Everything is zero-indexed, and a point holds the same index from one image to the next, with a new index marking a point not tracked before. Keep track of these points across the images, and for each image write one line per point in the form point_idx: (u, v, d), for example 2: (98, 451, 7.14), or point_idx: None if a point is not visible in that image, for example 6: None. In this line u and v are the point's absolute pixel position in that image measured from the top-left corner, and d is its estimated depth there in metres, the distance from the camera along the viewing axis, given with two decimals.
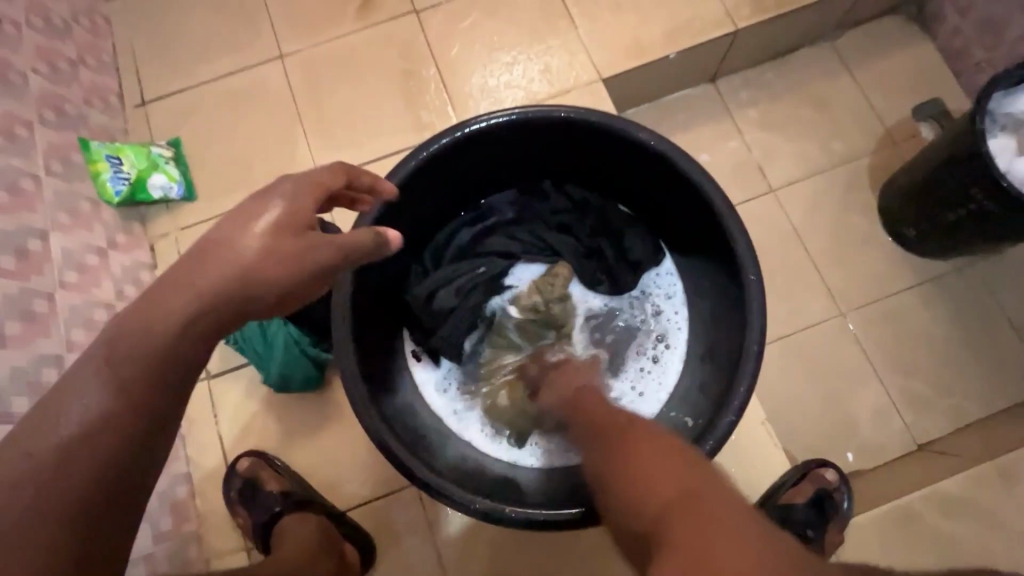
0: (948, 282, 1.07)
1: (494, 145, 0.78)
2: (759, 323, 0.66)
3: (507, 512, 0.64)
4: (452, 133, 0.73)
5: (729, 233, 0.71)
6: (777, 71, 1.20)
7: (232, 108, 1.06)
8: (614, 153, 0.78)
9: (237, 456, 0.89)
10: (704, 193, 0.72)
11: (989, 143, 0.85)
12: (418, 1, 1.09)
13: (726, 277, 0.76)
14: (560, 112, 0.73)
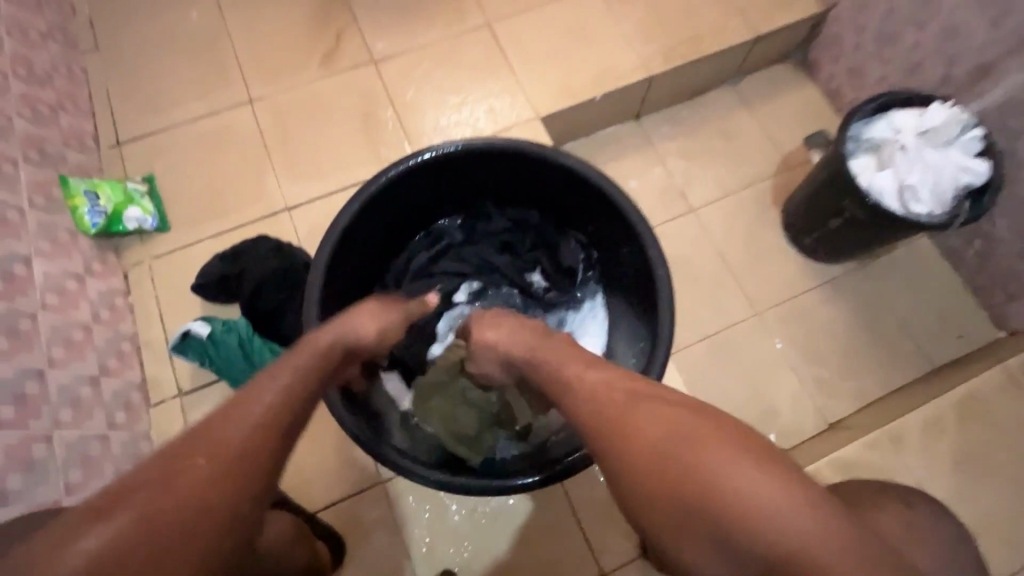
0: (843, 282, 1.25)
1: (444, 173, 0.90)
2: (668, 311, 0.79)
3: (460, 481, 0.74)
4: (406, 162, 0.85)
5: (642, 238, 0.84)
6: (691, 109, 1.40)
7: (204, 148, 1.15)
8: (545, 178, 0.92)
9: None
10: (620, 207, 0.86)
11: (853, 164, 1.06)
12: (376, 52, 1.23)
13: (641, 279, 0.89)
14: (498, 142, 0.87)
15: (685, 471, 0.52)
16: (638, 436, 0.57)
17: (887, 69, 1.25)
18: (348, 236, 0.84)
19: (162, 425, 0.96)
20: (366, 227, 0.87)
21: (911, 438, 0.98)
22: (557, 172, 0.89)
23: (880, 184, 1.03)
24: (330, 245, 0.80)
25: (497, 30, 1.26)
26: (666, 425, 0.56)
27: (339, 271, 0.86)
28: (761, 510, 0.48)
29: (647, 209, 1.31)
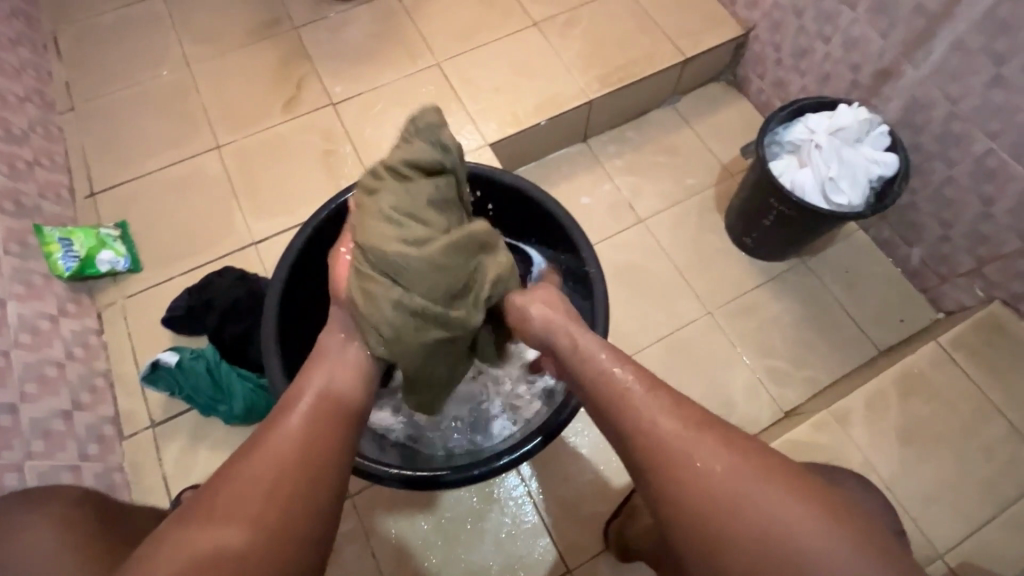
0: (787, 278, 1.32)
1: None
2: (603, 307, 0.86)
3: (417, 475, 0.78)
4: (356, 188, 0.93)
5: (577, 243, 0.92)
6: (634, 129, 1.50)
7: (174, 192, 1.22)
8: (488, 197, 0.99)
9: (180, 491, 0.95)
10: (555, 215, 0.93)
11: (777, 164, 1.13)
12: (335, 95, 1.33)
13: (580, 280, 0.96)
14: None
15: (738, 494, 0.57)
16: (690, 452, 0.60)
17: (805, 80, 1.36)
18: (304, 259, 0.91)
19: (135, 455, 0.99)
20: (323, 251, 0.94)
21: (856, 415, 1.03)
22: (499, 188, 0.96)
23: (801, 180, 1.09)
24: (285, 267, 0.87)
25: (447, 69, 1.37)
26: (722, 449, 0.60)
27: (299, 294, 0.92)
28: (810, 530, 0.54)
29: (599, 222, 1.39)
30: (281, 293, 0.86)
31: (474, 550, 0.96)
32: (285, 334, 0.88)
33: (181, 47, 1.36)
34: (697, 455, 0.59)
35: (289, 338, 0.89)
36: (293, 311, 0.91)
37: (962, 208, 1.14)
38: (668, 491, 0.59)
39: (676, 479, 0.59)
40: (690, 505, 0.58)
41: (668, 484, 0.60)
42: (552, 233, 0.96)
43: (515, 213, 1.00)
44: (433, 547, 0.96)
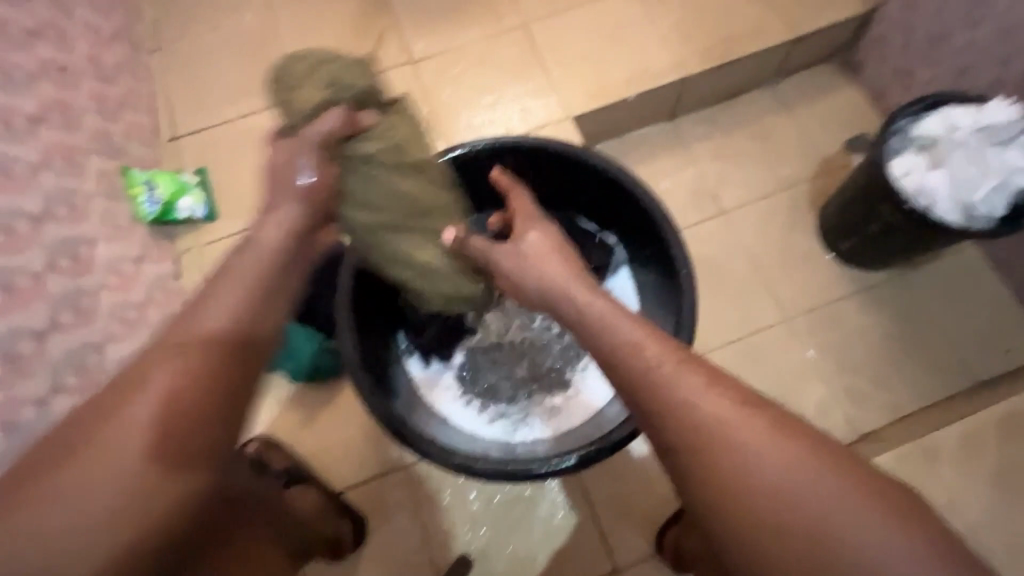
0: (882, 290, 1.21)
1: (471, 170, 0.93)
2: (691, 311, 0.80)
3: (479, 465, 0.75)
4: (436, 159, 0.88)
5: (667, 238, 0.85)
6: (725, 111, 1.38)
7: (251, 142, 1.22)
8: (573, 175, 0.93)
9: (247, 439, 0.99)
10: (642, 200, 0.86)
11: (904, 164, 0.99)
12: (415, 52, 1.27)
13: (667, 274, 0.90)
14: (526, 141, 0.88)
15: (791, 480, 0.47)
16: (762, 453, 0.49)
17: (935, 71, 1.21)
18: None
19: None
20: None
21: (945, 452, 0.95)
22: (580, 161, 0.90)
23: (932, 183, 0.96)
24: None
25: (534, 31, 1.28)
26: (805, 453, 0.49)
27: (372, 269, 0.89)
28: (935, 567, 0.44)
29: (678, 209, 1.30)
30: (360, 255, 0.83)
31: (522, 535, 0.96)
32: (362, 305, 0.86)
33: None
34: (755, 445, 0.49)
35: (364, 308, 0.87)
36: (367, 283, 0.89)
37: None
38: (736, 484, 0.49)
39: (749, 482, 0.48)
40: (745, 512, 0.48)
41: (750, 497, 0.48)
42: (637, 215, 0.91)
43: (600, 193, 0.93)
44: (482, 527, 0.96)
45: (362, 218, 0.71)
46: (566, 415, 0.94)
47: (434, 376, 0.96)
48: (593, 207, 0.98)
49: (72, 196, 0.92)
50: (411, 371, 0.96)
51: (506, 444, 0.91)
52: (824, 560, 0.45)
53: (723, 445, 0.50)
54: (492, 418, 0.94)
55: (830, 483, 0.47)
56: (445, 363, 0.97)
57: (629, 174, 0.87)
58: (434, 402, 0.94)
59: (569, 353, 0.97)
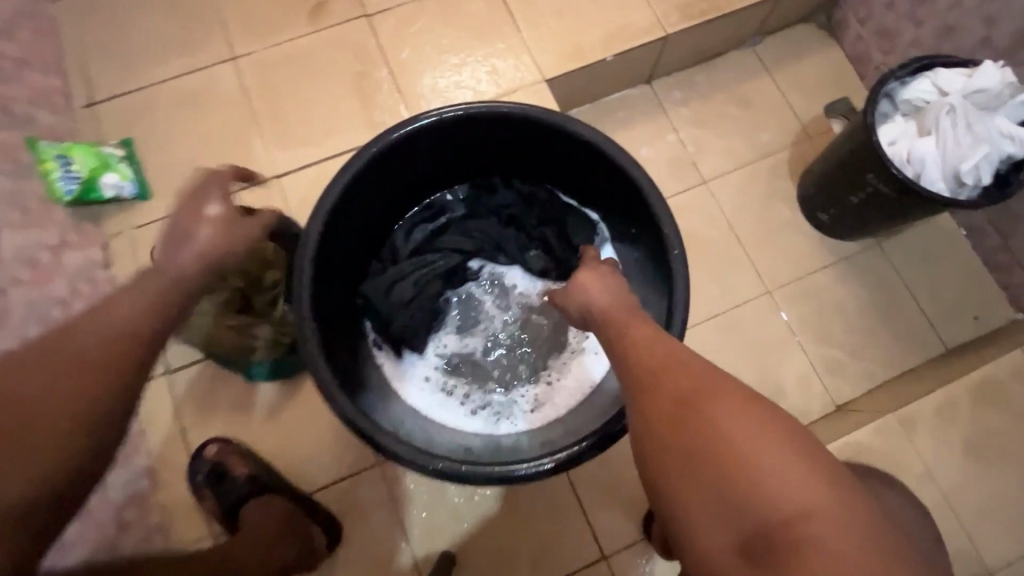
0: (859, 260, 1.20)
1: (441, 140, 0.84)
2: (684, 296, 0.75)
3: (463, 469, 0.69)
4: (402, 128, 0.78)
5: (659, 218, 0.79)
6: (705, 73, 1.31)
7: (184, 108, 1.07)
8: (554, 146, 0.85)
9: (206, 441, 0.91)
10: (631, 175, 0.79)
11: (891, 133, 0.96)
12: (370, 5, 1.14)
13: (656, 254, 0.84)
14: (502, 107, 0.80)
15: (727, 421, 0.48)
16: (709, 401, 0.49)
17: (918, 31, 1.16)
18: (341, 215, 0.79)
19: (147, 404, 0.92)
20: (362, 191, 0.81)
21: (921, 423, 0.96)
22: (556, 129, 0.82)
23: (922, 151, 0.93)
24: (327, 210, 0.75)
25: None
26: (752, 413, 0.48)
27: (333, 254, 0.81)
28: (846, 531, 0.42)
29: (656, 179, 1.24)
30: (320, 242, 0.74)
31: (506, 528, 0.92)
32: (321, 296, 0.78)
33: None
34: (707, 395, 0.50)
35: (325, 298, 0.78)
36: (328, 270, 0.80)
37: None
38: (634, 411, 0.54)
39: (645, 404, 0.53)
40: (678, 442, 0.49)
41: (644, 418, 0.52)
42: (620, 186, 0.84)
43: (584, 166, 0.86)
44: (464, 522, 0.92)
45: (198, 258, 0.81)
46: (552, 403, 0.88)
47: (409, 369, 0.89)
48: (571, 180, 0.91)
49: None
50: (382, 365, 0.88)
51: (490, 438, 0.86)
52: (737, 493, 0.45)
53: (687, 391, 0.51)
54: (474, 409, 0.88)
55: (759, 427, 0.47)
56: (420, 355, 0.90)
57: (610, 142, 0.80)
58: (409, 397, 0.87)
59: (553, 337, 0.92)
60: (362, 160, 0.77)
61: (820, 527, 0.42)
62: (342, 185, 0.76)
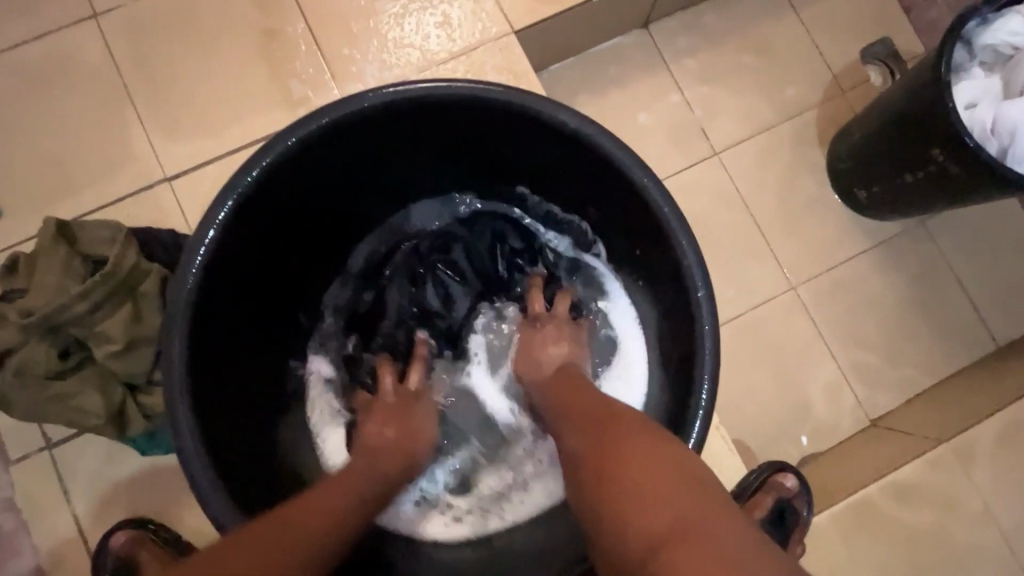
0: (899, 243, 1.00)
1: (375, 134, 0.66)
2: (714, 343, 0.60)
3: None
4: (320, 119, 0.61)
5: (673, 236, 0.62)
6: (715, 12, 1.04)
7: (32, 90, 0.80)
8: (523, 140, 0.68)
9: (114, 527, 0.71)
10: (629, 175, 0.62)
11: (968, 93, 0.75)
12: None
13: (663, 276, 0.68)
14: (452, 88, 0.62)
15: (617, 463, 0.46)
16: (598, 451, 0.49)
17: None
18: (238, 235, 0.63)
19: (27, 488, 0.73)
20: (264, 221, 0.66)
21: (981, 451, 0.80)
22: (510, 118, 0.65)
23: (1012, 115, 0.72)
24: (200, 265, 0.59)
25: None
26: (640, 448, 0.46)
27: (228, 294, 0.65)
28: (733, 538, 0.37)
29: (658, 152, 1.01)
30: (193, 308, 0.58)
31: None
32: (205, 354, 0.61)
33: None
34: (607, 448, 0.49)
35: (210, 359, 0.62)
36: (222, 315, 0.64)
37: None
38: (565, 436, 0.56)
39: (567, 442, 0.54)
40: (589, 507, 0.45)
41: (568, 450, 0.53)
42: (604, 182, 0.67)
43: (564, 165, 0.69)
44: None
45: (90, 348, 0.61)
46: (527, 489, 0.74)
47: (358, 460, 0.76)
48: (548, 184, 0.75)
49: None
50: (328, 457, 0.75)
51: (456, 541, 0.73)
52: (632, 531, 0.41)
53: (602, 437, 0.50)
54: (455, 487, 0.76)
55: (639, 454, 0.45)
56: None
57: (591, 125, 0.63)
58: None
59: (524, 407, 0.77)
60: (254, 181, 0.61)
61: (697, 544, 0.37)
62: (223, 218, 0.60)
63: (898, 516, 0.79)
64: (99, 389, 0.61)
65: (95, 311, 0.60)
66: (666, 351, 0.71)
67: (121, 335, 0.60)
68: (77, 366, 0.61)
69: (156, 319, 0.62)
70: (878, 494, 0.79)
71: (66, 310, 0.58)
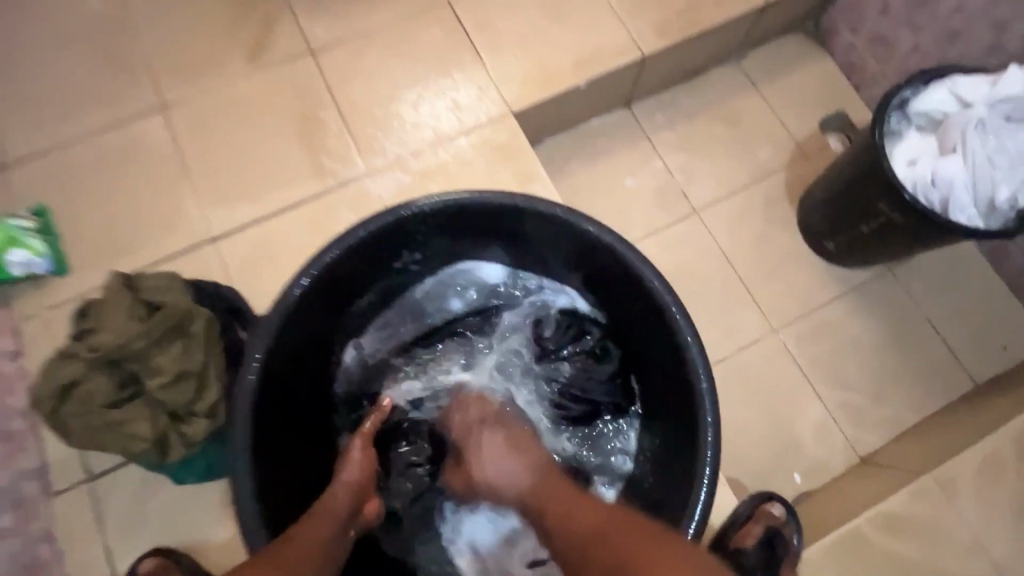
0: (871, 289, 1.09)
1: (424, 229, 0.78)
2: (712, 430, 0.67)
3: None
4: (381, 220, 0.73)
5: (679, 331, 0.70)
6: (689, 92, 1.20)
7: (107, 168, 0.95)
8: (550, 238, 0.78)
9: (141, 556, 0.77)
10: (642, 278, 0.71)
11: (910, 150, 0.85)
12: (313, 40, 1.03)
13: (667, 364, 0.76)
14: (491, 200, 0.74)
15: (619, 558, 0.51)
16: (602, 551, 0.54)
17: (919, 37, 1.06)
18: (303, 313, 0.73)
19: (64, 520, 0.79)
20: (297, 339, 0.74)
21: (965, 482, 0.83)
22: (526, 218, 0.76)
23: (946, 171, 0.82)
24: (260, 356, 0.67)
25: (459, 7, 1.05)
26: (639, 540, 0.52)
27: (287, 364, 0.74)
28: None
29: (644, 212, 1.13)
30: (252, 421, 0.65)
31: None
32: (264, 425, 0.69)
33: None
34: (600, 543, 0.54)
35: (269, 429, 0.71)
36: (281, 380, 0.73)
37: None
38: (563, 555, 0.59)
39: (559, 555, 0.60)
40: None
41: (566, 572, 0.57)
42: (615, 274, 0.76)
43: (583, 263, 0.79)
44: None
45: (144, 380, 0.70)
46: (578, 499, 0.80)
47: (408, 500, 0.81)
48: (569, 280, 0.85)
49: None
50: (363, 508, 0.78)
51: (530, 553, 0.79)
52: None
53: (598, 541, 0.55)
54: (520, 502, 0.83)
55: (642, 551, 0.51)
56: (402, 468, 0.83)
57: (608, 234, 0.73)
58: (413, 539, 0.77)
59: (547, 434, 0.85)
60: (317, 272, 0.71)
61: None
62: (291, 300, 0.70)
63: (891, 548, 0.81)
64: (147, 417, 0.69)
65: (150, 347, 0.70)
66: (671, 433, 0.77)
67: (170, 368, 0.70)
68: (129, 396, 0.70)
69: (201, 354, 0.72)
70: (868, 527, 0.81)
71: (129, 345, 0.69)
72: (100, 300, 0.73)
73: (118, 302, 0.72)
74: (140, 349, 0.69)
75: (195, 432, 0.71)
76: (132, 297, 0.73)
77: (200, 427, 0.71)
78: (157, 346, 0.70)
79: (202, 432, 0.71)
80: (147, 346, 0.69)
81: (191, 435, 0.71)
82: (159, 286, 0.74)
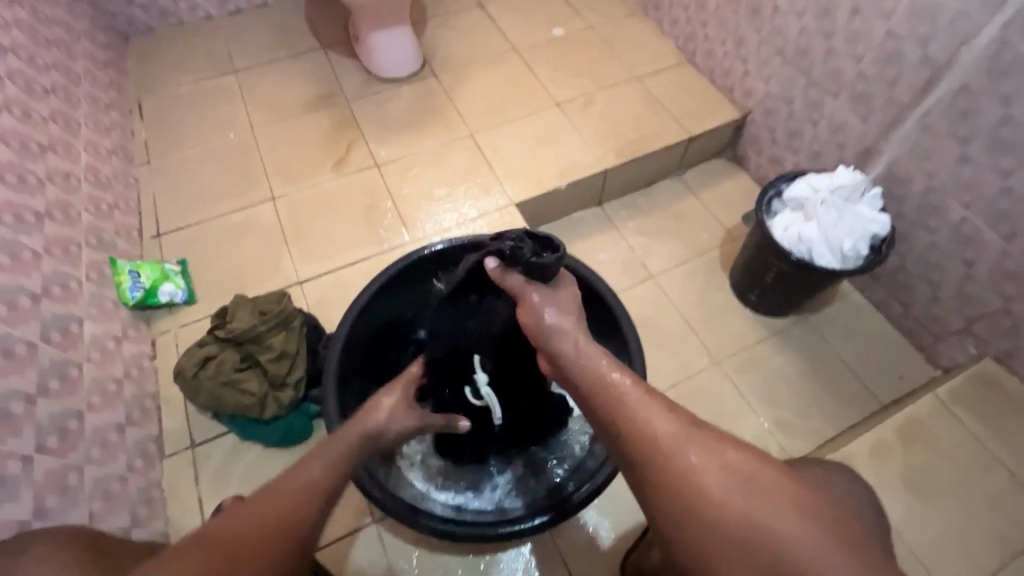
0: (792, 333, 1.40)
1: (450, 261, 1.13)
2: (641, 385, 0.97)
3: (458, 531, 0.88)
4: (422, 252, 1.09)
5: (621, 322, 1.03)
6: (644, 196, 1.64)
7: (231, 236, 1.36)
8: None
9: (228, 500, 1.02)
10: (596, 288, 1.05)
11: (786, 221, 1.24)
12: (379, 158, 1.50)
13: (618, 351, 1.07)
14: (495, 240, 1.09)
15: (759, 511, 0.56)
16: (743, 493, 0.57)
17: (797, 158, 1.49)
18: (367, 313, 1.06)
19: (172, 474, 1.05)
20: (361, 332, 1.06)
21: (861, 461, 1.07)
22: None
23: (806, 232, 1.20)
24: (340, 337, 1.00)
25: (479, 140, 1.54)
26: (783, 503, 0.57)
27: (355, 350, 1.06)
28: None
29: (613, 277, 1.50)
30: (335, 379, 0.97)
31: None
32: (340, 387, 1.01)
33: (247, 117, 1.57)
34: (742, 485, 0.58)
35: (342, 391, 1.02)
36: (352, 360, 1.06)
37: (946, 272, 1.23)
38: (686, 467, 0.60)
39: (650, 475, 0.61)
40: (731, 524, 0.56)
41: (648, 458, 0.62)
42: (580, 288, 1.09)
43: None
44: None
45: (258, 357, 1.02)
46: None
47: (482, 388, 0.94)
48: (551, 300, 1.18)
49: (66, 280, 1.01)
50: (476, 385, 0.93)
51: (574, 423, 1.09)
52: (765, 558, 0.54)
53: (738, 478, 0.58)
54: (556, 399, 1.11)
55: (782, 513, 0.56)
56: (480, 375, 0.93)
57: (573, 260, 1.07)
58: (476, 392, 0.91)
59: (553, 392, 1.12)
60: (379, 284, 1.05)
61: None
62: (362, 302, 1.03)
63: None
64: (257, 382, 1.00)
65: (267, 333, 1.03)
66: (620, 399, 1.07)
67: (277, 349, 1.02)
68: (246, 368, 1.02)
69: (297, 344, 1.05)
70: None
71: (253, 331, 1.02)
72: (234, 304, 1.08)
73: (247, 306, 1.07)
74: (260, 335, 1.02)
75: (286, 396, 1.01)
76: (256, 304, 1.07)
77: (290, 394, 1.01)
78: (270, 334, 1.03)
79: (291, 397, 1.01)
80: (264, 334, 1.03)
81: (283, 398, 1.01)
82: (273, 298, 1.09)
